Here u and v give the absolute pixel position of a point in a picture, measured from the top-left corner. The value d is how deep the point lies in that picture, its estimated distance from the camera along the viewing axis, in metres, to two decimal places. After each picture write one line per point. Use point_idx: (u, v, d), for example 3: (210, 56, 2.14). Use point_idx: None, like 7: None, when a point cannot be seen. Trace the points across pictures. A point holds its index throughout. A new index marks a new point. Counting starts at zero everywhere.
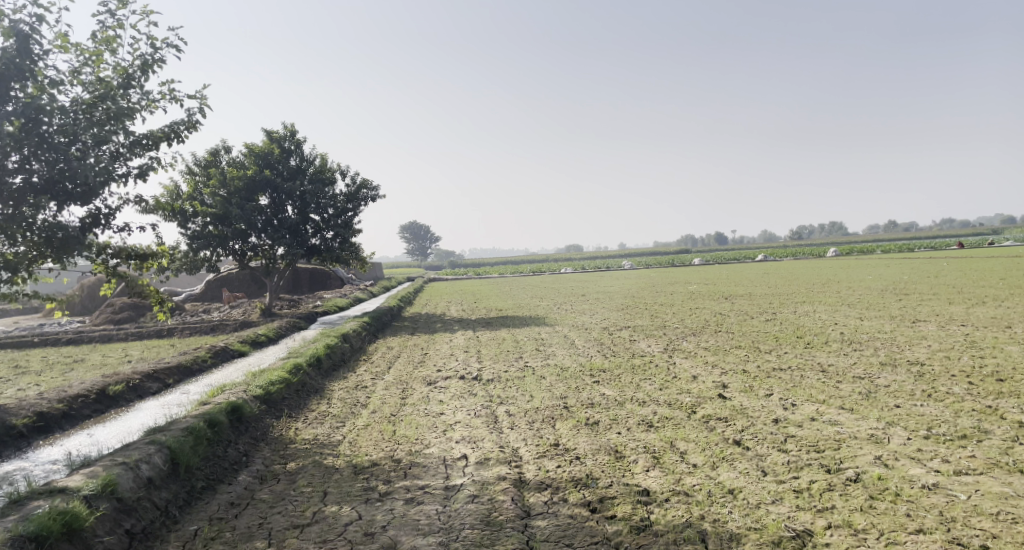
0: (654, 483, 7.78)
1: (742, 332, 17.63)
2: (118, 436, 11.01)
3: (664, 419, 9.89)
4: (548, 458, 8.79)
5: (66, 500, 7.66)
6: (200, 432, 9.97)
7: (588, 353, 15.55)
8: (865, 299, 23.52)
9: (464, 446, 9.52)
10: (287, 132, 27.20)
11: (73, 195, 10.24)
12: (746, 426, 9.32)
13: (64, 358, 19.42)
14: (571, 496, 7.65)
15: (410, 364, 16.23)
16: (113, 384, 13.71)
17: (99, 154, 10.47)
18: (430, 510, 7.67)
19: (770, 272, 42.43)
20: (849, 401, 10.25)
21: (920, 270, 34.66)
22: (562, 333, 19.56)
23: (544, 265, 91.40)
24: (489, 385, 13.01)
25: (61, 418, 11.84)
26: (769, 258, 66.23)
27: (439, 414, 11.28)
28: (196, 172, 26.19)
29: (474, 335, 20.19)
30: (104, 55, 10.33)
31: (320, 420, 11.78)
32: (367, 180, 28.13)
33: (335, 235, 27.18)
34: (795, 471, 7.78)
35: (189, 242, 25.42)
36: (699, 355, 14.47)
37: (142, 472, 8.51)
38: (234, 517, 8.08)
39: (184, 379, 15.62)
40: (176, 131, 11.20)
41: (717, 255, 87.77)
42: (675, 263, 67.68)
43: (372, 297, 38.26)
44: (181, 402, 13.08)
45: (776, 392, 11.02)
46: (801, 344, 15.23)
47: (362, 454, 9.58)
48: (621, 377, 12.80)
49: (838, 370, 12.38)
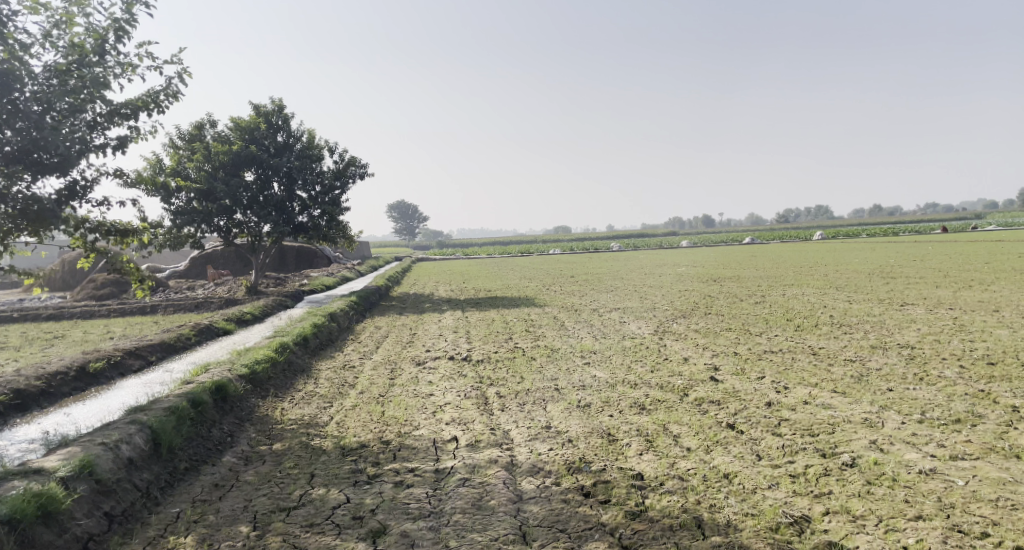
0: (647, 467, 7.68)
1: (732, 314, 17.60)
2: (98, 415, 10.75)
3: (657, 402, 9.78)
4: (540, 440, 8.66)
5: (43, 481, 7.43)
6: (183, 412, 9.74)
7: (578, 335, 15.44)
8: (853, 282, 23.54)
9: (454, 428, 9.37)
10: (275, 107, 26.72)
11: (48, 165, 9.90)
12: (739, 409, 9.23)
13: (43, 335, 19.04)
14: (564, 481, 7.54)
15: (399, 345, 16.05)
16: (93, 361, 13.43)
17: (75, 122, 10.12)
18: (420, 493, 7.52)
19: (758, 255, 42.49)
20: (842, 384, 10.19)
21: (906, 254, 34.79)
22: (551, 313, 19.44)
23: (532, 246, 91.18)
24: (478, 366, 12.87)
25: (40, 396, 11.57)
26: (755, 240, 66.49)
27: (428, 395, 11.11)
28: (181, 146, 25.70)
29: (463, 316, 20.03)
30: (77, 18, 9.91)
31: (307, 400, 11.59)
32: (356, 157, 27.74)
33: (322, 212, 26.78)
34: (790, 455, 7.69)
35: (173, 218, 24.99)
36: (690, 338, 14.39)
37: (122, 452, 8.29)
38: (218, 499, 7.89)
39: (166, 357, 15.34)
40: (156, 99, 10.80)
41: (703, 237, 87.95)
42: (662, 246, 67.69)
43: (360, 276, 37.98)
44: (164, 381, 12.82)
45: (768, 375, 10.95)
46: (791, 326, 15.21)
47: (349, 436, 9.41)
48: (611, 358, 12.69)
49: (829, 353, 12.33)
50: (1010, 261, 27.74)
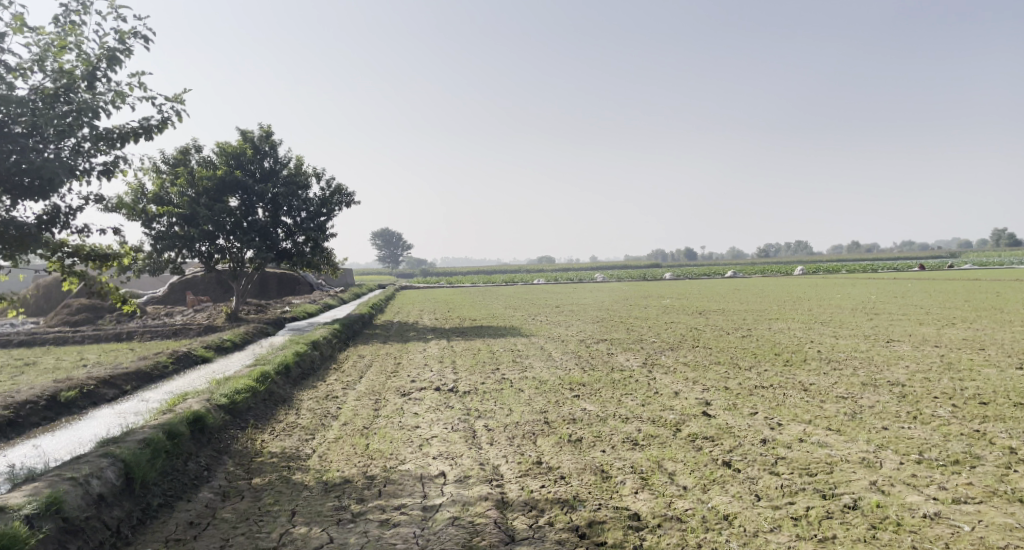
0: (644, 507, 7.43)
1: (720, 348, 17.50)
2: (67, 447, 10.30)
3: (649, 437, 9.56)
4: (531, 477, 8.39)
5: (5, 519, 6.98)
6: (158, 444, 9.36)
7: (566, 366, 15.21)
8: (838, 318, 23.58)
9: (442, 462, 9.06)
10: (263, 133, 26.60)
11: (29, 189, 9.62)
12: (734, 446, 9.03)
13: (15, 362, 18.47)
14: (558, 520, 7.27)
15: (383, 374, 15.70)
16: (65, 390, 12.96)
17: (60, 147, 9.89)
18: (408, 533, 7.21)
19: (741, 289, 42.63)
20: (836, 422, 10.04)
21: (885, 290, 35.11)
22: (537, 344, 19.21)
23: (516, 275, 91.12)
24: (465, 397, 12.57)
25: (6, 427, 11.10)
26: (738, 274, 66.90)
27: (414, 428, 10.80)
28: (164, 170, 25.41)
29: (448, 345, 19.73)
30: (69, 43, 9.73)
31: (288, 432, 11.21)
32: (342, 185, 27.64)
33: (307, 239, 26.54)
34: (790, 496, 7.49)
35: (153, 243, 24.57)
36: (679, 371, 14.21)
37: (92, 488, 7.89)
38: (194, 538, 7.51)
39: (142, 386, 14.88)
40: (146, 128, 10.58)
41: (685, 271, 88.51)
42: (645, 277, 67.87)
43: (342, 304, 37.52)
44: (138, 411, 12.38)
45: (761, 411, 10.78)
46: (780, 361, 15.10)
47: (333, 470, 9.07)
48: (601, 392, 12.45)
49: (820, 389, 12.20)
50: (991, 299, 28.04)
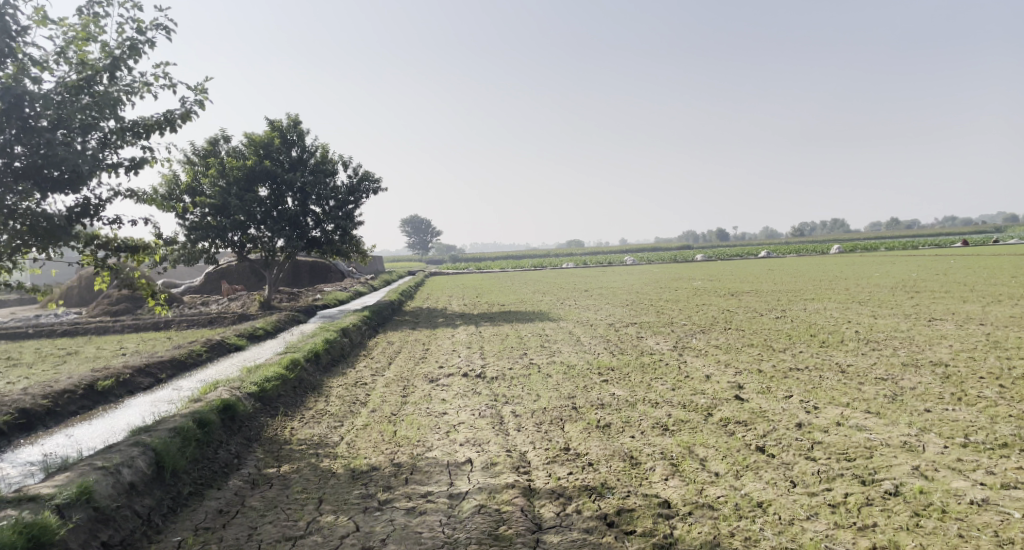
0: (675, 494, 7.24)
1: (754, 329, 17.10)
2: (101, 436, 10.47)
3: (680, 422, 9.33)
4: (558, 464, 8.24)
5: (36, 510, 7.06)
6: (189, 433, 9.43)
7: (595, 350, 15.01)
8: (877, 297, 22.85)
9: (469, 449, 8.97)
10: (290, 122, 26.66)
11: (58, 182, 9.69)
12: (768, 431, 8.76)
13: (57, 351, 18.92)
14: (586, 508, 7.12)
15: (411, 360, 15.71)
16: (102, 379, 13.18)
17: (86, 140, 9.95)
18: (434, 521, 7.14)
19: (775, 269, 41.73)
20: (875, 404, 9.69)
21: (927, 267, 34.06)
22: (566, 328, 19.03)
23: (545, 260, 90.80)
24: (493, 383, 12.46)
25: (46, 415, 11.33)
26: (772, 254, 65.58)
27: (441, 414, 10.72)
28: (196, 162, 25.69)
29: (476, 330, 19.67)
30: (91, 35, 9.75)
31: (317, 419, 11.23)
32: (370, 172, 27.61)
33: (336, 227, 26.71)
34: (827, 482, 7.23)
35: (187, 233, 24.91)
36: (711, 354, 13.91)
37: (123, 477, 7.98)
38: (223, 526, 7.55)
39: (176, 374, 15.10)
40: (169, 119, 10.60)
41: (717, 252, 87.17)
42: (677, 259, 67.00)
43: (372, 291, 37.74)
44: (172, 400, 12.54)
45: (796, 394, 10.45)
46: (816, 342, 14.69)
47: (360, 458, 9.04)
48: (631, 376, 12.23)
49: (858, 370, 11.81)
50: None
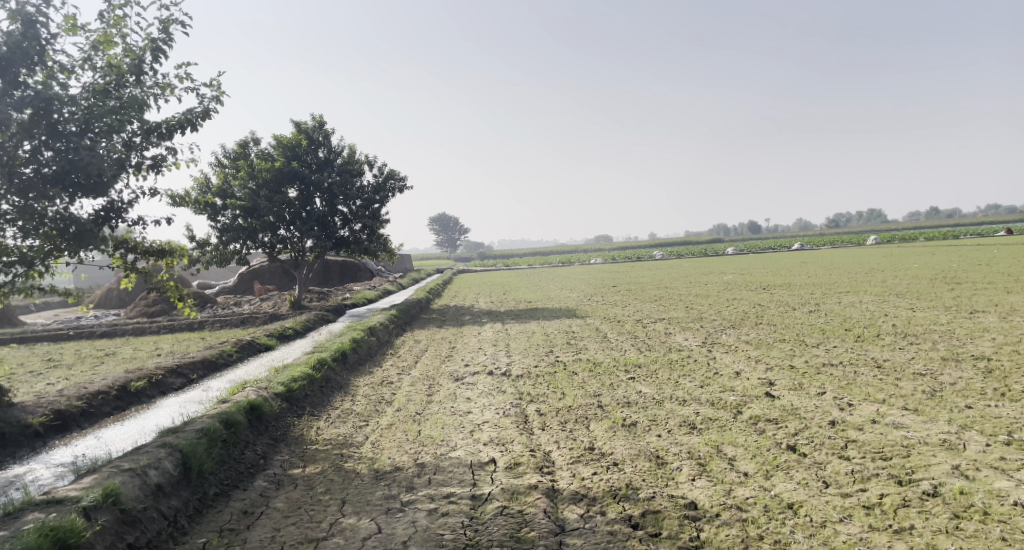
0: (701, 495, 7.04)
1: (786, 324, 16.69)
2: (132, 437, 10.61)
3: (708, 420, 9.11)
4: (582, 464, 8.10)
5: (64, 513, 7.15)
6: (215, 433, 9.50)
7: (622, 347, 14.79)
8: (915, 289, 22.18)
9: (493, 449, 8.87)
10: (316, 123, 26.85)
11: (86, 187, 9.81)
12: (799, 429, 8.50)
13: (95, 352, 19.33)
14: (610, 510, 6.97)
15: (438, 359, 15.67)
16: (135, 380, 13.39)
17: (112, 143, 10.09)
18: (456, 523, 7.05)
19: (809, 261, 40.81)
20: (913, 401, 9.34)
21: (968, 257, 32.99)
22: (593, 325, 18.81)
23: (574, 256, 90.37)
24: (518, 381, 12.34)
25: (80, 417, 11.53)
26: (805, 246, 64.27)
27: (466, 413, 10.63)
28: (226, 164, 26.02)
29: (503, 328, 19.56)
30: (115, 38, 9.91)
31: (343, 419, 11.24)
32: (395, 170, 27.68)
33: (363, 226, 26.89)
34: (861, 483, 6.97)
35: (219, 235, 25.23)
36: (741, 350, 13.60)
37: (149, 479, 8.05)
38: (247, 528, 7.56)
39: (207, 374, 15.28)
40: (192, 118, 10.73)
41: (748, 245, 85.82)
42: (708, 253, 66.06)
43: (400, 289, 37.89)
44: (201, 400, 12.67)
45: (829, 391, 10.14)
46: (851, 336, 14.28)
47: (384, 458, 9.00)
48: (658, 373, 12.00)
49: (895, 365, 11.42)
50: None
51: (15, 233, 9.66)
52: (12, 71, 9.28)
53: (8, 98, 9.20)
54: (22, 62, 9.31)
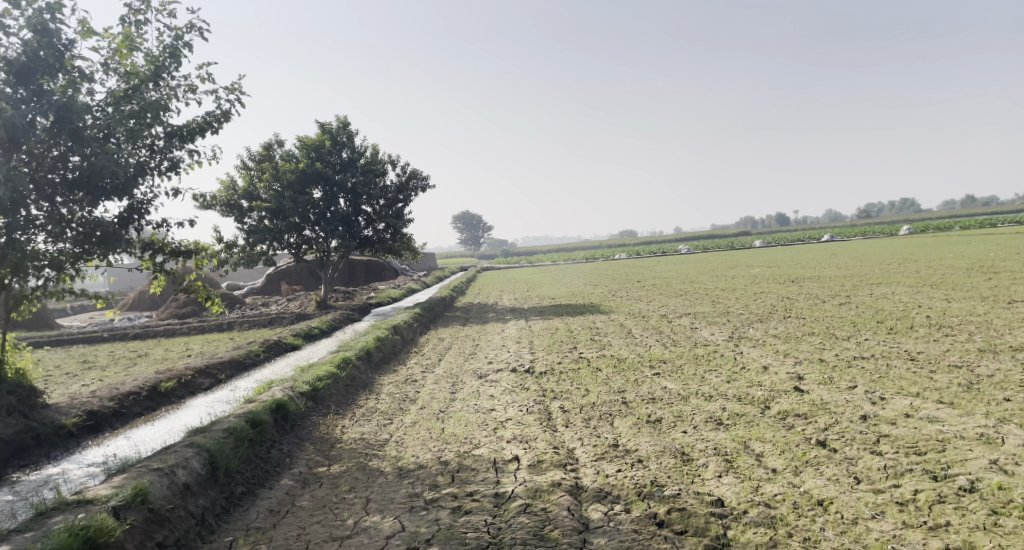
0: (728, 492, 6.91)
1: (815, 317, 16.37)
2: (161, 437, 10.75)
3: (735, 416, 8.94)
4: (606, 461, 8.00)
5: (94, 512, 7.25)
6: (242, 433, 9.58)
7: (647, 343, 14.62)
8: (950, 280, 21.59)
9: (516, 446, 8.81)
10: (340, 124, 27.01)
11: (110, 191, 9.93)
12: (830, 424, 8.29)
13: (128, 354, 19.67)
14: (635, 508, 6.87)
15: (461, 357, 15.65)
16: (165, 381, 13.58)
17: (135, 147, 10.23)
18: (479, 521, 7.00)
19: (840, 253, 40.03)
20: (948, 394, 9.07)
21: (1006, 246, 32.06)
22: (618, 321, 18.65)
23: (599, 252, 89.92)
24: (541, 378, 12.27)
25: (112, 417, 11.72)
26: (835, 237, 63.12)
27: (489, 411, 10.59)
28: (252, 167, 26.30)
29: (527, 325, 19.48)
30: (133, 44, 10.07)
31: (367, 417, 11.27)
32: (417, 170, 27.76)
33: (387, 226, 26.98)
34: (894, 478, 6.77)
35: (246, 237, 25.52)
36: (769, 344, 13.36)
37: (177, 478, 8.14)
38: (273, 527, 7.60)
39: (235, 374, 15.45)
40: (211, 121, 10.90)
41: (776, 238, 84.63)
42: (735, 247, 65.07)
43: (424, 287, 38.01)
44: (229, 400, 12.80)
45: (860, 384, 9.90)
46: (883, 329, 13.94)
47: (408, 456, 9.00)
48: (683, 369, 11.84)
49: (929, 358, 11.12)
50: None
51: (45, 237, 9.81)
52: (34, 78, 9.42)
53: (32, 104, 9.35)
54: (43, 69, 9.47)
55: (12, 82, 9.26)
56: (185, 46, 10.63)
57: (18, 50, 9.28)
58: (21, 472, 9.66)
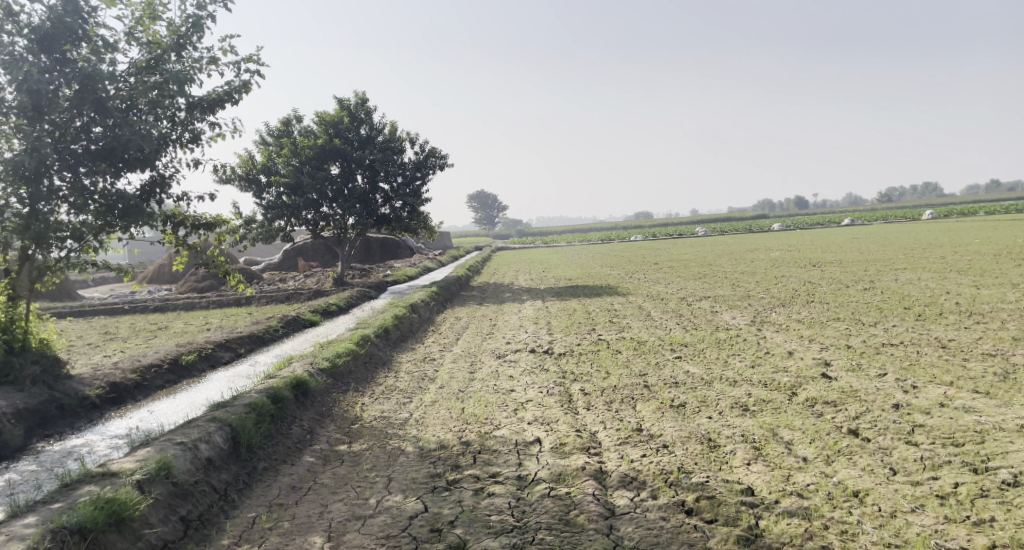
0: (759, 480, 6.75)
1: (839, 302, 16.08)
2: (182, 411, 10.76)
3: (761, 402, 8.75)
4: (631, 445, 7.86)
5: (118, 486, 7.23)
6: (263, 408, 9.55)
7: (667, 326, 14.43)
8: (977, 265, 21.13)
9: (538, 428, 8.70)
10: (358, 100, 26.79)
11: (132, 163, 9.82)
12: (861, 412, 8.08)
13: (149, 326, 19.77)
14: (663, 494, 6.73)
15: (479, 336, 15.54)
16: (185, 354, 13.60)
17: (157, 119, 10.11)
18: (503, 504, 6.90)
19: (862, 237, 39.39)
20: (984, 383, 8.82)
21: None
22: (637, 303, 18.45)
23: (614, 234, 89.39)
24: (561, 360, 12.14)
25: (134, 389, 11.75)
26: (856, 222, 62.13)
27: (509, 391, 10.48)
28: (270, 142, 26.21)
29: (544, 305, 19.35)
30: (156, 12, 9.91)
31: (387, 395, 11.20)
32: (436, 148, 27.52)
33: (404, 204, 26.80)
34: (933, 470, 6.57)
35: (264, 213, 25.48)
36: (793, 329, 13.12)
37: (200, 452, 8.11)
38: (295, 503, 7.55)
39: (254, 349, 15.46)
40: (233, 94, 10.76)
41: (794, 222, 83.56)
42: (752, 229, 64.26)
43: (440, 266, 37.94)
44: (248, 375, 12.79)
45: (890, 372, 9.67)
46: (911, 315, 13.63)
47: (429, 435, 8.91)
48: (705, 352, 11.65)
49: (961, 346, 10.84)
50: None
51: (67, 209, 9.74)
52: (58, 47, 9.30)
53: (55, 72, 9.25)
54: (67, 37, 9.34)
55: (35, 50, 9.14)
56: (208, 17, 10.45)
57: (42, 17, 9.15)
58: (45, 442, 9.69)
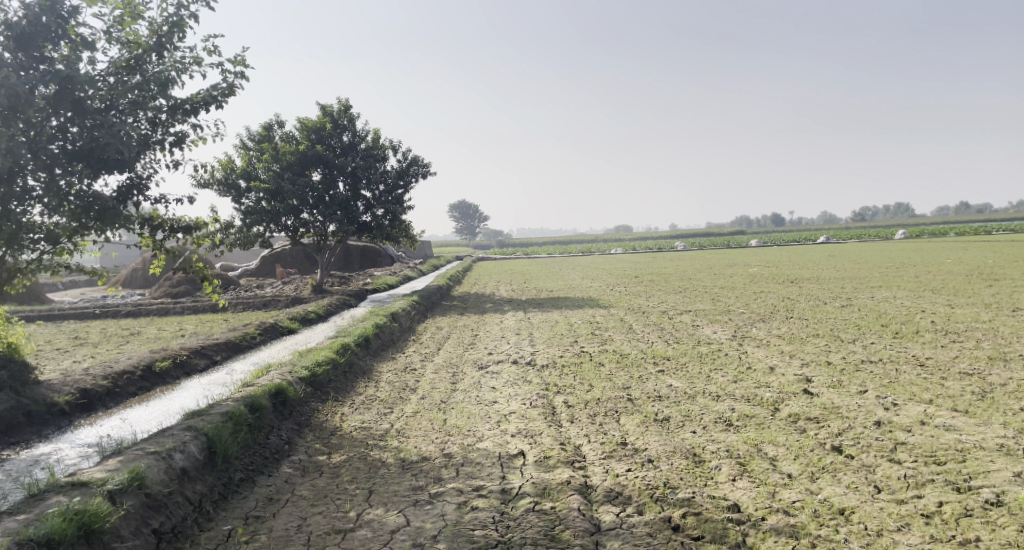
0: (744, 497, 6.72)
1: (818, 319, 16.24)
2: (156, 419, 10.50)
3: (745, 418, 8.75)
4: (615, 459, 7.81)
5: (88, 496, 7.00)
6: (240, 418, 9.34)
7: (649, 339, 14.43)
8: (951, 285, 21.48)
9: (521, 441, 8.61)
10: (341, 107, 26.65)
11: (109, 163, 9.61)
12: (844, 429, 8.11)
13: (122, 331, 19.36)
14: (648, 510, 6.68)
15: (460, 346, 15.42)
16: (160, 360, 13.31)
17: (136, 119, 9.92)
18: (486, 518, 6.81)
19: (838, 255, 39.91)
20: (963, 402, 8.91)
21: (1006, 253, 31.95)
22: (618, 315, 18.47)
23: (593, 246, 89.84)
24: (543, 371, 12.06)
25: (106, 395, 11.45)
26: (832, 239, 63.08)
27: (492, 403, 10.38)
28: (251, 147, 25.96)
29: (525, 317, 19.29)
30: (137, 12, 9.73)
31: (367, 405, 11.04)
32: (419, 156, 27.43)
33: (386, 211, 26.60)
34: (916, 489, 6.60)
35: (243, 218, 25.16)
36: (773, 344, 13.19)
37: (175, 462, 7.90)
38: (273, 516, 7.37)
39: (231, 356, 15.19)
40: (215, 95, 10.59)
41: (770, 238, 84.58)
42: (730, 244, 64.96)
43: (420, 275, 37.76)
44: (225, 383, 12.53)
45: (871, 389, 9.73)
46: (889, 332, 13.79)
47: (410, 447, 8.78)
48: (688, 366, 11.64)
49: (939, 364, 10.95)
50: None
51: (41, 209, 9.49)
52: (36, 45, 9.11)
53: (32, 71, 9.06)
54: (46, 35, 9.15)
55: (12, 47, 8.94)
56: (190, 18, 10.29)
57: (19, 15, 8.94)
58: (12, 450, 9.39)
